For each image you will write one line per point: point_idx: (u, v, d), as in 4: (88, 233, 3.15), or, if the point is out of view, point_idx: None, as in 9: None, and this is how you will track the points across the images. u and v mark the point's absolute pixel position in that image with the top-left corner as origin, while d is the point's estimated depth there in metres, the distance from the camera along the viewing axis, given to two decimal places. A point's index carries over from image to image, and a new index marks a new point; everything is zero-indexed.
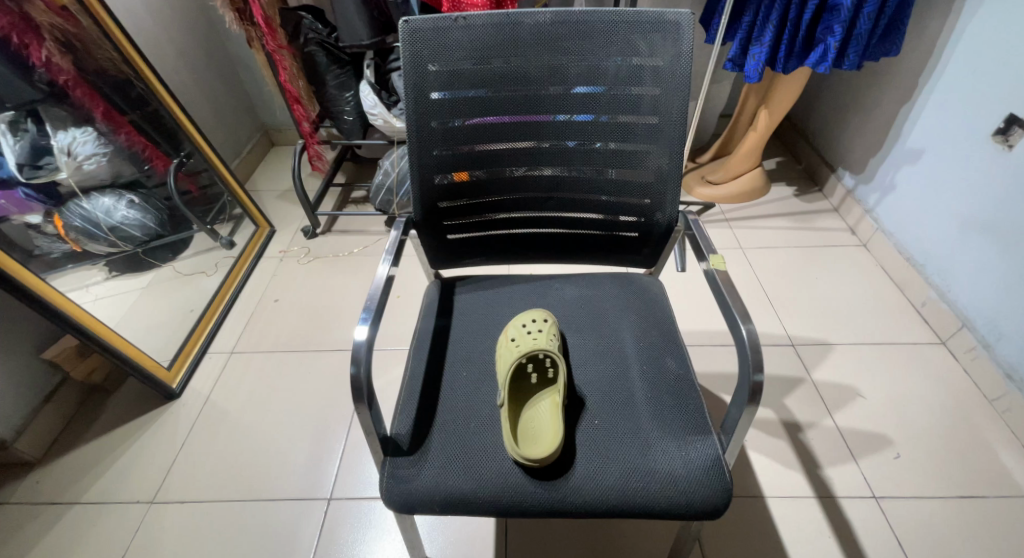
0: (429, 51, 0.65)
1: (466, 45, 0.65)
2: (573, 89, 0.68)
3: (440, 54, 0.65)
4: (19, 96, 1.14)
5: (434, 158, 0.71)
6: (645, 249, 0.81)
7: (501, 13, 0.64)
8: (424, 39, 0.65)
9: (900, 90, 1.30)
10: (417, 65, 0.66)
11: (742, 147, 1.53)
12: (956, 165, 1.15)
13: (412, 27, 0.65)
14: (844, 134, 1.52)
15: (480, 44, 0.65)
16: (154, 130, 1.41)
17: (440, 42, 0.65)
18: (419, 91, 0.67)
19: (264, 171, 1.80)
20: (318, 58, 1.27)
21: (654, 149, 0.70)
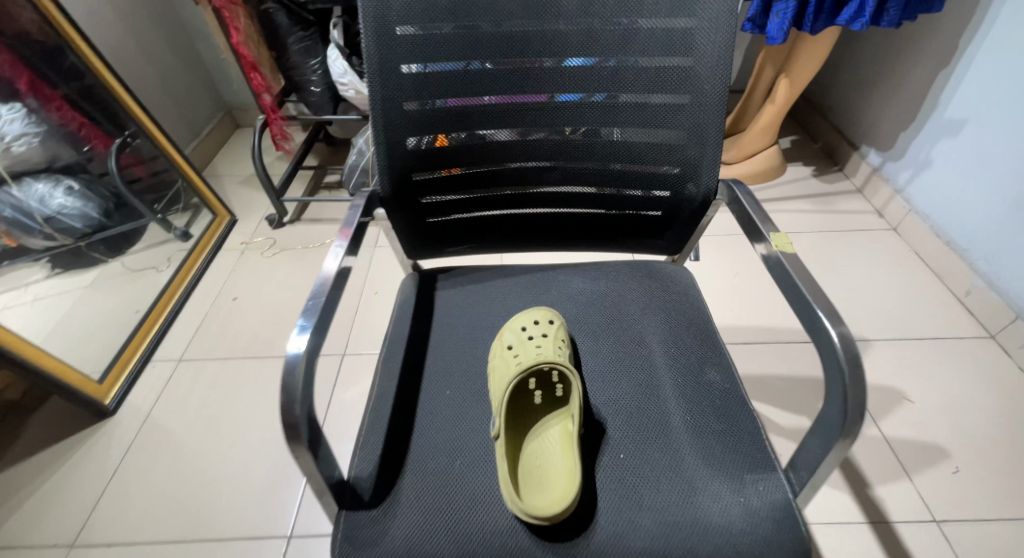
0: None
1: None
2: (584, 22, 0.52)
3: None
4: None
5: (405, 115, 0.55)
6: (669, 232, 0.66)
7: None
8: None
9: (936, 54, 1.15)
10: None
11: (758, 122, 1.38)
12: (1002, 135, 1.02)
13: None
14: (869, 107, 1.38)
15: None
16: (94, 109, 1.22)
17: None
18: (382, 23, 0.51)
19: (228, 156, 1.63)
20: (277, 17, 1.10)
21: (688, 101, 0.54)
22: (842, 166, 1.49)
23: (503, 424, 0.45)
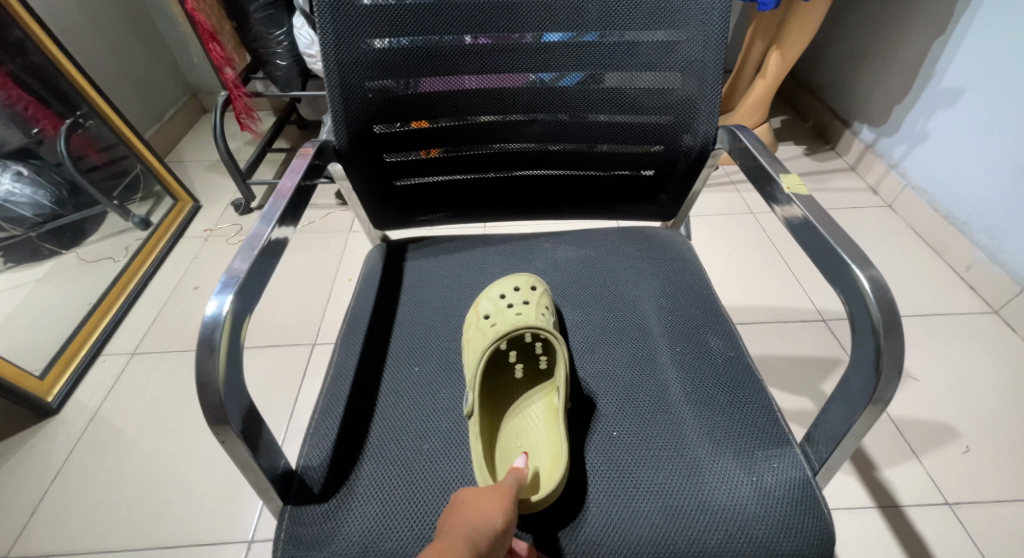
0: None
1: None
2: None
3: None
4: None
5: (364, 56, 0.48)
6: (664, 192, 0.60)
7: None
8: None
9: (930, 23, 1.11)
10: None
11: (748, 100, 1.34)
12: (1000, 102, 0.98)
13: None
14: (861, 81, 1.34)
15: None
16: (42, 87, 1.11)
17: None
18: None
19: (194, 142, 1.54)
20: None
21: (682, 38, 0.49)
22: (833, 144, 1.45)
23: (478, 400, 0.39)
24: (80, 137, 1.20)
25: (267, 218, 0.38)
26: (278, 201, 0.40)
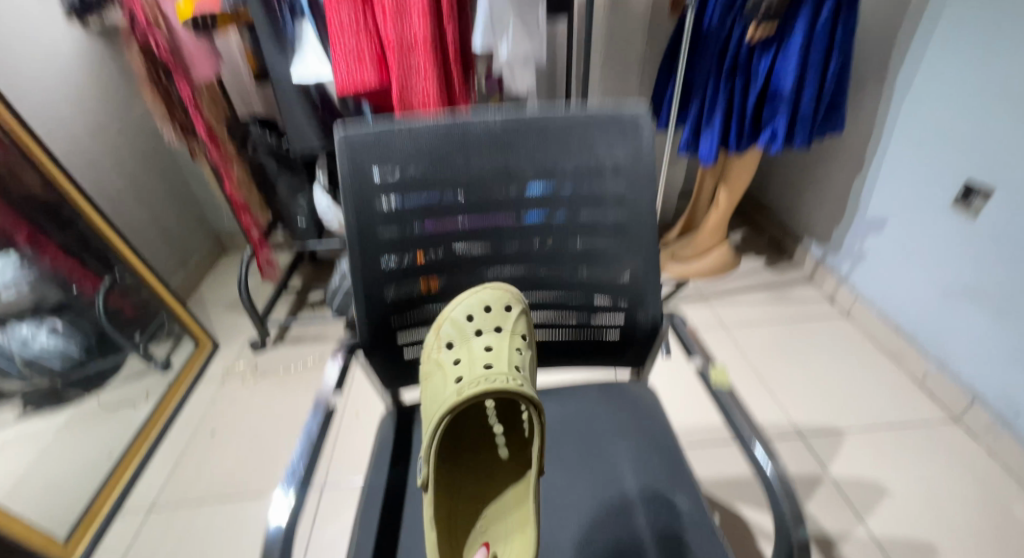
0: (369, 161, 0.54)
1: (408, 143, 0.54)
2: (538, 190, 0.59)
3: (385, 163, 0.55)
4: None
5: (384, 276, 0.59)
6: (628, 350, 0.71)
7: (447, 117, 0.55)
8: (363, 150, 0.54)
9: (850, 164, 1.30)
10: (355, 175, 0.54)
11: (708, 223, 1.52)
12: (919, 233, 1.14)
13: (348, 138, 0.54)
14: (803, 205, 1.53)
15: (430, 151, 0.55)
16: (86, 252, 1.25)
17: (384, 151, 0.54)
18: (363, 202, 0.55)
19: (213, 282, 1.68)
20: (267, 165, 1.25)
21: (627, 246, 0.61)
22: (789, 255, 1.61)
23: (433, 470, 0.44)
24: (115, 294, 1.32)
25: (312, 420, 0.52)
26: (320, 402, 0.54)
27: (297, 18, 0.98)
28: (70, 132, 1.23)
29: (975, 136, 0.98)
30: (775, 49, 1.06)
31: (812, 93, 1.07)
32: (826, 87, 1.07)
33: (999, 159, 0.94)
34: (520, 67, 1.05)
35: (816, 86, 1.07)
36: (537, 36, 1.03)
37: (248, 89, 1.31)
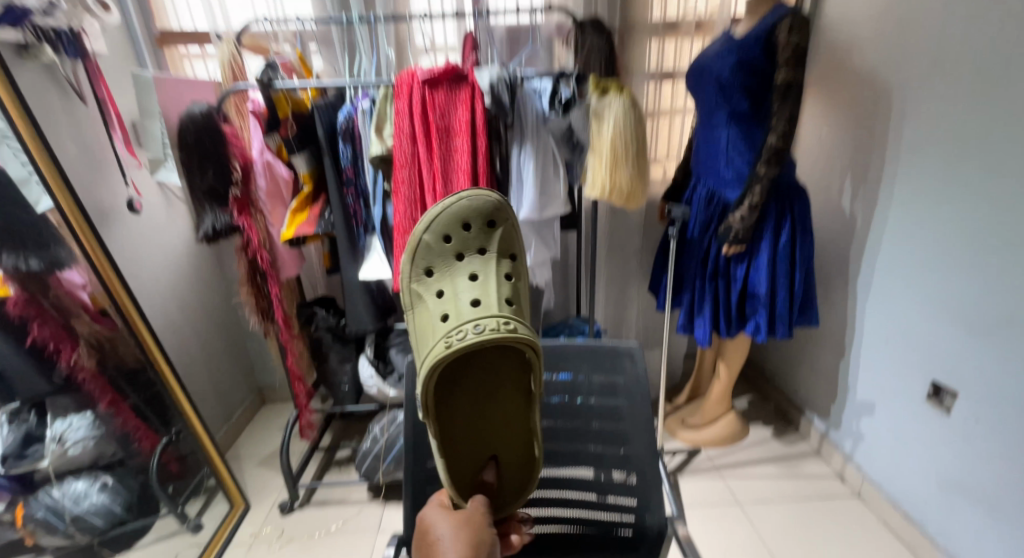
0: None
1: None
2: (554, 399, 0.82)
3: None
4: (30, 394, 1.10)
5: (431, 468, 0.79)
6: (641, 547, 0.79)
7: None
8: None
9: (835, 348, 1.44)
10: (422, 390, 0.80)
11: (713, 392, 1.61)
12: (907, 421, 1.23)
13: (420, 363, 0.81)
14: (800, 378, 1.64)
15: None
16: (150, 411, 1.34)
17: None
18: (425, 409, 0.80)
19: (250, 437, 1.78)
20: (324, 339, 1.43)
21: (628, 449, 0.80)
22: (795, 425, 1.68)
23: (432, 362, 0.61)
24: (168, 451, 1.40)
25: None
26: None
27: (370, 233, 1.23)
28: (168, 309, 1.41)
29: (932, 342, 1.12)
30: (746, 260, 1.27)
31: (785, 295, 1.26)
32: (796, 291, 1.27)
33: (955, 367, 1.07)
34: (539, 267, 1.29)
35: (788, 289, 1.26)
36: (553, 244, 1.27)
37: (317, 276, 1.57)
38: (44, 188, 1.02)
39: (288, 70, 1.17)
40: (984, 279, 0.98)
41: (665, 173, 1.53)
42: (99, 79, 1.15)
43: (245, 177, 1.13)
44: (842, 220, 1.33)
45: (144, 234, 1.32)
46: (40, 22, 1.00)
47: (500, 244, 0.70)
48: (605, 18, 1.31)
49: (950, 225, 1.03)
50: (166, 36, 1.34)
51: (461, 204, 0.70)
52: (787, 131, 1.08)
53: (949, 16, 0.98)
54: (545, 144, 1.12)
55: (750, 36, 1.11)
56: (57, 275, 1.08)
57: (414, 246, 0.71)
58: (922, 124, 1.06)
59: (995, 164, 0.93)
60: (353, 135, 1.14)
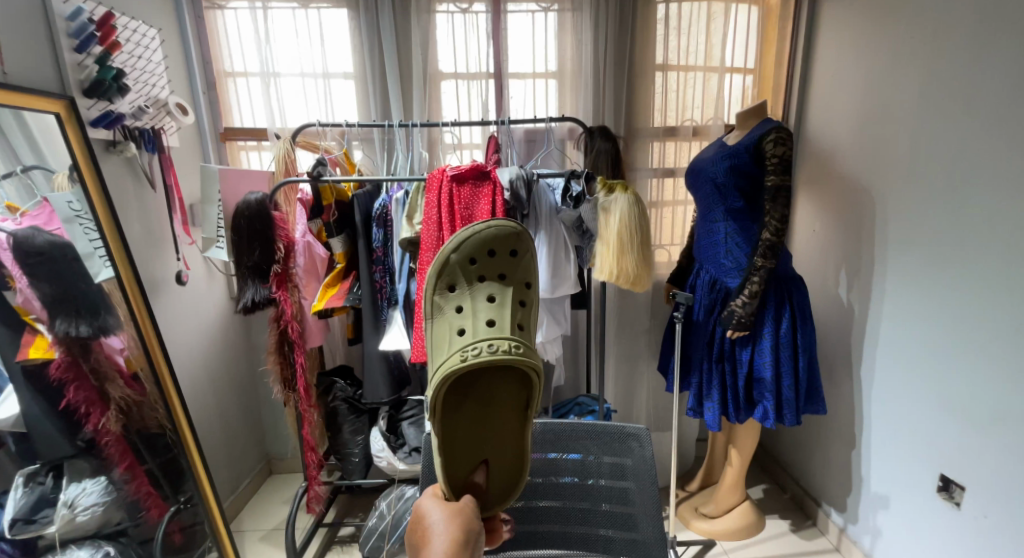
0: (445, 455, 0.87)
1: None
2: (565, 479, 0.86)
3: None
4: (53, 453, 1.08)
5: None
6: None
7: None
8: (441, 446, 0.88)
9: (843, 439, 1.41)
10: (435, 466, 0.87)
11: (726, 478, 1.54)
12: (922, 519, 1.18)
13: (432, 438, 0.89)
14: (812, 467, 1.56)
15: None
16: (164, 476, 1.27)
17: None
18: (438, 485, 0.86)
19: (254, 509, 1.69)
20: (340, 409, 1.47)
21: (637, 534, 0.82)
22: (814, 519, 1.55)
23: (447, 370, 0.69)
24: (174, 521, 1.29)
25: None
26: None
27: (392, 307, 1.31)
28: (195, 372, 1.46)
29: (934, 431, 1.12)
30: (751, 344, 1.32)
31: (790, 381, 1.29)
32: (801, 377, 1.30)
33: (961, 458, 1.06)
34: (550, 342, 1.35)
35: (792, 375, 1.29)
36: (564, 321, 1.35)
37: (338, 346, 1.64)
38: (106, 262, 1.11)
39: (333, 164, 1.34)
40: (976, 367, 1.00)
41: (670, 257, 1.62)
42: (169, 168, 1.33)
43: (287, 255, 1.24)
44: (840, 307, 1.38)
45: (185, 302, 1.42)
46: (129, 125, 1.20)
47: (518, 274, 0.79)
48: (612, 124, 1.53)
49: (938, 315, 1.08)
50: (228, 132, 1.54)
51: (488, 233, 0.78)
52: (780, 227, 1.18)
53: (916, 130, 1.10)
54: (557, 232, 1.24)
55: (740, 144, 1.26)
56: (100, 341, 1.12)
57: (441, 263, 0.78)
58: (902, 221, 1.15)
59: (971, 259, 1.00)
60: (386, 220, 1.28)
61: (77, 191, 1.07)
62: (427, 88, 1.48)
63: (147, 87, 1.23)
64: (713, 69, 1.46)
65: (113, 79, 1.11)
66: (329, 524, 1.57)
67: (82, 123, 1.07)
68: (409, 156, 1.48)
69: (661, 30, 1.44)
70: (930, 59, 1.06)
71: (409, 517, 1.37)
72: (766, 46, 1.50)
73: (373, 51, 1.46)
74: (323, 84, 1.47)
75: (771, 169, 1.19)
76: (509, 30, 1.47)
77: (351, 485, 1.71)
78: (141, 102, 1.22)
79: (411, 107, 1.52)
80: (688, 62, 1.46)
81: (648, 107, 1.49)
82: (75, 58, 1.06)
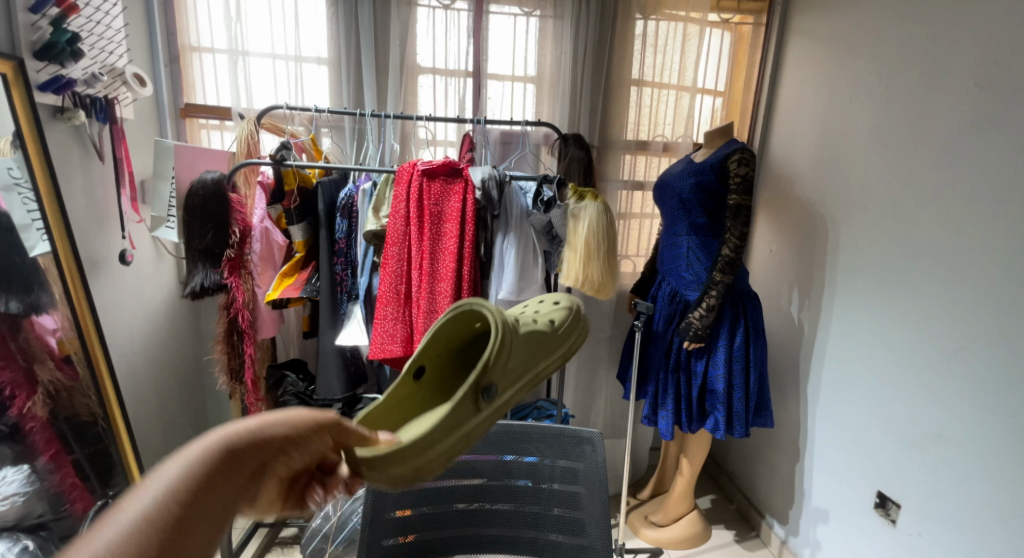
0: None
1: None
2: (518, 481, 0.85)
3: None
4: None
5: (383, 548, 0.79)
6: None
7: None
8: None
9: (789, 450, 1.46)
10: None
11: (675, 488, 1.57)
12: (859, 534, 1.22)
13: None
14: (758, 479, 1.61)
15: None
16: (94, 469, 1.15)
17: None
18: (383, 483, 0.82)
19: None
20: (290, 404, 1.36)
21: (586, 538, 0.82)
22: (757, 530, 1.59)
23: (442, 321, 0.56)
24: None
25: None
26: None
27: (353, 301, 1.27)
28: (134, 358, 1.37)
29: (874, 449, 1.17)
30: (706, 356, 1.34)
31: (741, 395, 1.33)
32: (751, 391, 1.34)
33: (899, 476, 1.11)
34: None
35: (743, 388, 1.33)
36: None
37: (292, 338, 1.59)
38: (43, 234, 1.03)
39: (300, 149, 1.30)
40: (916, 391, 1.06)
41: (634, 269, 1.65)
42: (121, 141, 1.26)
43: (242, 240, 1.20)
44: (792, 326, 1.44)
45: (128, 285, 1.34)
46: (80, 91, 1.12)
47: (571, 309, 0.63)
48: (586, 132, 1.55)
49: (882, 338, 1.14)
50: (189, 108, 1.46)
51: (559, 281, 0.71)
52: (739, 244, 1.22)
53: (871, 163, 1.17)
54: (526, 236, 1.23)
55: (706, 162, 1.30)
56: (31, 320, 1.02)
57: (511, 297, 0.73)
58: (854, 248, 1.21)
59: (916, 289, 1.06)
60: (350, 211, 1.25)
61: (18, 157, 0.99)
62: (404, 81, 1.46)
63: (105, 55, 1.15)
64: (685, 88, 1.50)
65: (68, 42, 1.03)
66: (271, 525, 1.48)
67: (29, 86, 1.00)
68: (380, 148, 1.45)
69: (638, 46, 1.47)
70: (887, 98, 1.13)
71: (356, 518, 1.32)
72: (736, 70, 1.56)
73: (350, 38, 1.43)
74: (295, 68, 1.43)
75: (734, 188, 1.23)
76: (490, 30, 1.47)
77: None
78: (96, 69, 1.14)
79: (386, 98, 1.50)
80: (663, 79, 1.49)
81: (622, 119, 1.52)
82: (29, 18, 1.00)
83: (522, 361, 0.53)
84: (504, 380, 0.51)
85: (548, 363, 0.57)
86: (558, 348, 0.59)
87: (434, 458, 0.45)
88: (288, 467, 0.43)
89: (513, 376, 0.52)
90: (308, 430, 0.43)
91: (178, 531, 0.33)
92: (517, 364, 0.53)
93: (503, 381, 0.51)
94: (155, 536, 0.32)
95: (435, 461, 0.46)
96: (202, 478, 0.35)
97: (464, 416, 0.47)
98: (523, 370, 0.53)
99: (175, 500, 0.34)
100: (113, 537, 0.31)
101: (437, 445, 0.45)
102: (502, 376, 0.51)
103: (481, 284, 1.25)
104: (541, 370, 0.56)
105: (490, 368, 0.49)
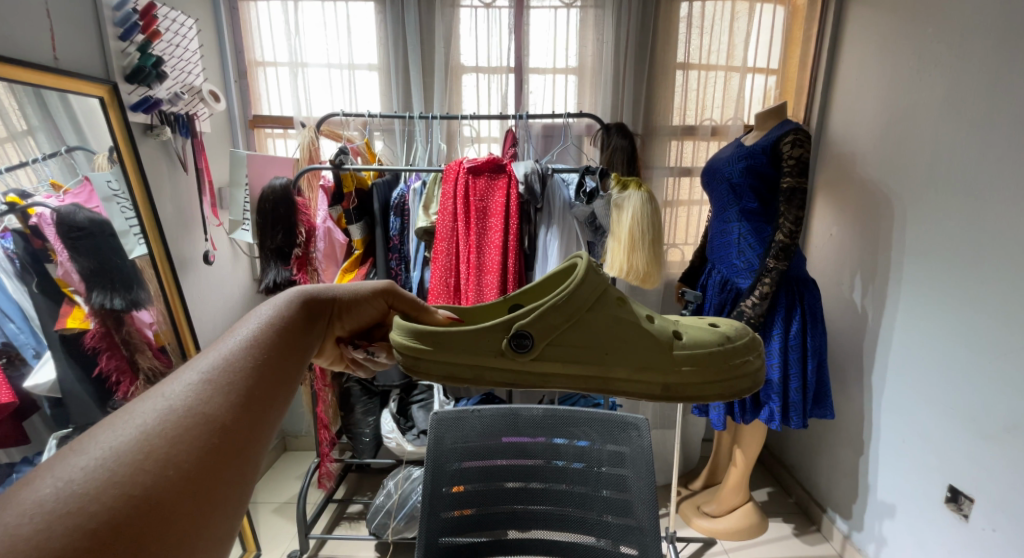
0: (448, 430, 0.87)
1: (492, 417, 0.89)
2: (569, 463, 0.88)
3: (458, 433, 0.88)
4: (83, 416, 1.05)
5: (440, 521, 0.84)
6: None
7: (506, 407, 0.90)
8: (445, 422, 0.88)
9: (851, 442, 1.40)
10: (437, 441, 0.87)
11: (729, 480, 1.54)
12: (929, 529, 1.16)
13: (439, 415, 0.88)
14: (820, 473, 1.54)
15: (488, 425, 0.89)
16: None
17: (457, 425, 0.88)
18: (438, 461, 0.86)
19: (269, 482, 1.75)
20: (352, 389, 1.53)
21: (635, 520, 0.84)
22: (818, 525, 1.53)
23: (568, 267, 0.65)
24: None
25: None
26: None
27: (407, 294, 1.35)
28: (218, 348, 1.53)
29: (942, 441, 1.11)
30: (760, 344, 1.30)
31: (798, 385, 1.28)
32: (809, 381, 1.29)
33: (972, 469, 1.04)
34: None
35: (800, 378, 1.28)
36: None
37: None
38: (140, 239, 1.17)
39: (355, 152, 1.40)
40: (988, 379, 1.00)
41: (682, 257, 1.64)
42: (202, 152, 1.39)
43: (308, 240, 1.31)
44: (854, 313, 1.36)
45: (210, 281, 1.49)
46: (166, 109, 1.25)
47: (684, 358, 0.60)
48: (630, 121, 1.54)
49: (953, 324, 1.07)
50: (256, 120, 1.59)
51: (742, 336, 0.64)
52: (794, 229, 1.17)
53: (940, 139, 1.09)
54: (569, 227, 1.25)
55: (758, 145, 1.25)
56: (131, 314, 1.15)
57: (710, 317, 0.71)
58: (920, 231, 1.14)
59: (988, 272, 0.98)
60: (403, 209, 1.33)
61: (116, 171, 1.12)
62: (449, 80, 1.51)
63: (184, 75, 1.29)
64: (734, 68, 1.48)
65: (152, 66, 1.17)
66: (339, 501, 1.60)
67: (123, 106, 1.13)
68: (428, 147, 1.51)
69: (683, 31, 1.45)
70: (957, 67, 1.05)
71: (415, 497, 1.40)
72: (790, 47, 1.48)
73: (398, 44, 1.50)
74: (348, 75, 1.52)
75: (788, 170, 1.18)
76: (532, 24, 1.48)
77: (361, 465, 1.75)
78: (177, 88, 1.28)
79: (432, 99, 1.55)
80: (710, 61, 1.47)
81: (667, 105, 1.50)
82: (119, 46, 1.13)
83: (585, 344, 0.60)
84: (548, 345, 0.58)
85: (632, 377, 0.60)
86: (653, 371, 0.60)
87: (442, 362, 0.59)
88: (347, 320, 0.66)
89: (561, 350, 0.59)
90: (360, 294, 0.67)
91: (292, 325, 0.55)
92: (570, 344, 0.59)
93: (542, 346, 0.59)
94: (281, 324, 0.54)
95: (443, 368, 0.60)
96: (300, 304, 0.58)
97: (486, 344, 0.59)
98: (583, 353, 0.59)
99: (288, 312, 0.56)
100: (258, 322, 0.52)
101: (451, 354, 0.59)
102: (546, 343, 0.59)
103: (526, 275, 1.28)
104: (614, 375, 0.60)
105: (531, 327, 0.58)
